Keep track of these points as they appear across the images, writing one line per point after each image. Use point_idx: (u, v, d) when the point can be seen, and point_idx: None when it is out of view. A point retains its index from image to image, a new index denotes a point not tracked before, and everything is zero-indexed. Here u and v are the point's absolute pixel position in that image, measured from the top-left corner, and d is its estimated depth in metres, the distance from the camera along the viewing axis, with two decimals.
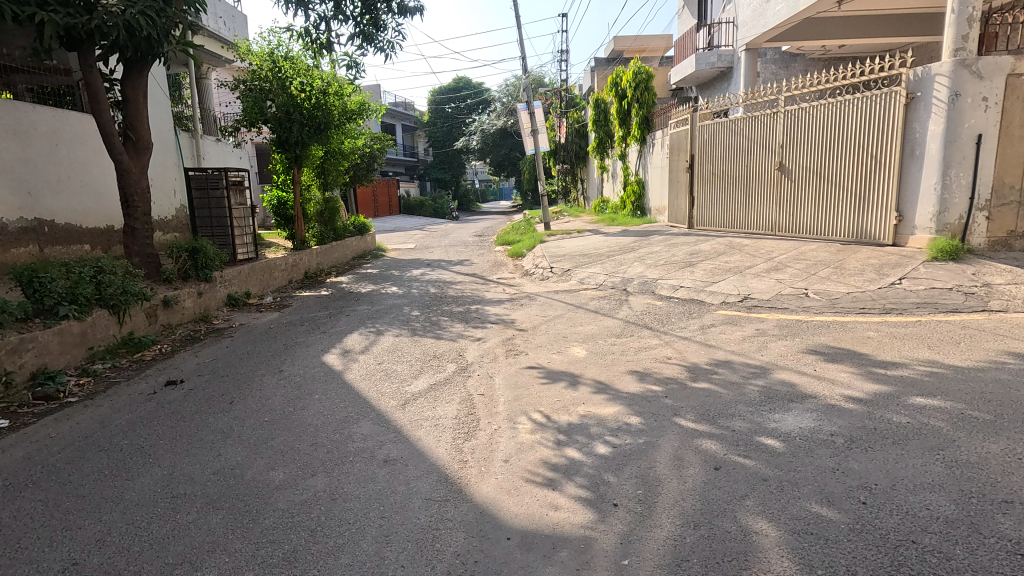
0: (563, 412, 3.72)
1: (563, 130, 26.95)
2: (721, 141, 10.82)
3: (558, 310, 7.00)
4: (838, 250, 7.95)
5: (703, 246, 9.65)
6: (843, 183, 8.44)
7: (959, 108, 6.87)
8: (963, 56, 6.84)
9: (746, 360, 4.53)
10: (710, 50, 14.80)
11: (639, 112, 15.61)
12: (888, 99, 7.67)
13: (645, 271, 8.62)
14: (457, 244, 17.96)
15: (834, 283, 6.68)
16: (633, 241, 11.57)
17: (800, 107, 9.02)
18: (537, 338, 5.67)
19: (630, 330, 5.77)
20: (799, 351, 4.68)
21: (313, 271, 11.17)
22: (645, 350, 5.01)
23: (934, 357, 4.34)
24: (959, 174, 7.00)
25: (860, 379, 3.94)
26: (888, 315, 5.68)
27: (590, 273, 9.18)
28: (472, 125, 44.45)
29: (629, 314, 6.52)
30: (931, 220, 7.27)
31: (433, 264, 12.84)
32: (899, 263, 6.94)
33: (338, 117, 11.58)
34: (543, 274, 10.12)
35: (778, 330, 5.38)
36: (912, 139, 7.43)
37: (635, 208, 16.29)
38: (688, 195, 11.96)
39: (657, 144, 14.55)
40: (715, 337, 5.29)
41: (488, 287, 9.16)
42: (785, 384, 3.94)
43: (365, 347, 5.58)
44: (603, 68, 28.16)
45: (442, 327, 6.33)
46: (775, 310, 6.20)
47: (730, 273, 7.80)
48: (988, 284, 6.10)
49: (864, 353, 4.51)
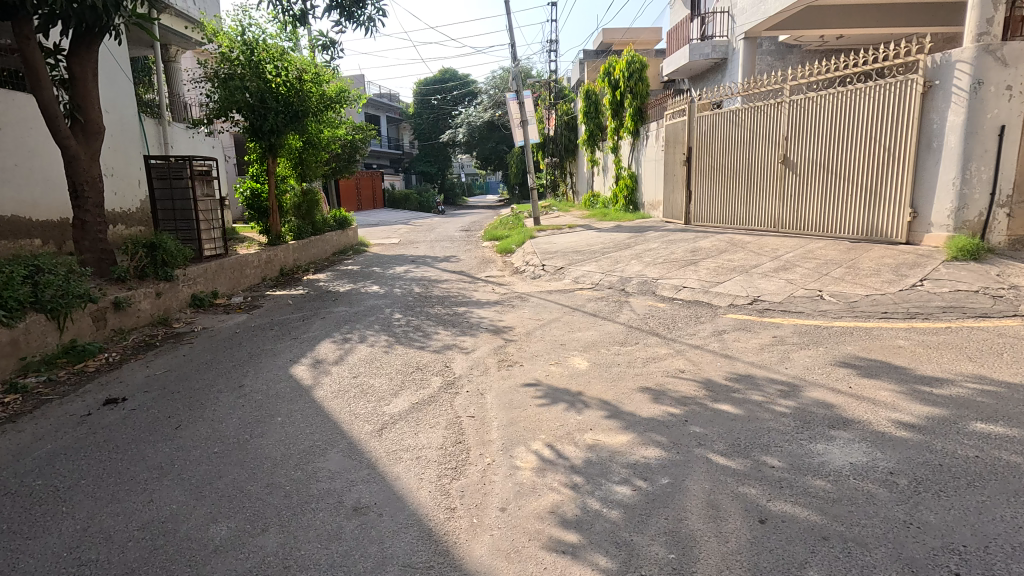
0: (566, 443, 3.17)
1: (552, 122, 26.34)
2: (721, 133, 10.31)
3: (552, 313, 6.46)
4: (847, 248, 7.50)
5: (703, 243, 9.16)
6: (853, 177, 7.97)
7: (982, 97, 6.44)
8: (987, 42, 6.40)
9: (770, 374, 4.04)
10: (704, 41, 14.27)
11: (633, 103, 15.09)
12: (903, 88, 7.20)
13: (643, 270, 8.11)
14: (444, 239, 17.30)
15: (849, 284, 6.21)
16: (627, 237, 11.06)
17: (806, 97, 8.54)
18: (532, 347, 5.13)
19: (634, 337, 5.25)
20: (826, 363, 4.20)
21: (288, 268, 10.49)
22: (654, 362, 4.49)
23: (980, 372, 3.88)
24: (980, 168, 6.58)
25: (904, 400, 3.47)
26: (914, 321, 5.22)
27: (584, 271, 8.66)
28: (458, 118, 43.59)
29: (630, 318, 6.00)
30: (948, 217, 6.85)
31: (418, 260, 12.21)
32: (917, 263, 6.49)
33: (315, 105, 10.86)
34: (535, 272, 9.58)
35: (797, 338, 4.90)
36: (929, 131, 6.98)
37: (628, 203, 15.79)
38: (685, 189, 11.45)
39: (651, 136, 14.03)
40: (729, 346, 4.78)
41: (476, 287, 8.59)
42: (821, 406, 3.44)
43: (340, 357, 4.98)
44: (593, 59, 27.58)
45: (427, 333, 5.76)
46: (789, 315, 5.71)
47: (736, 272, 7.33)
48: (1015, 287, 5.69)
49: (900, 367, 4.04)
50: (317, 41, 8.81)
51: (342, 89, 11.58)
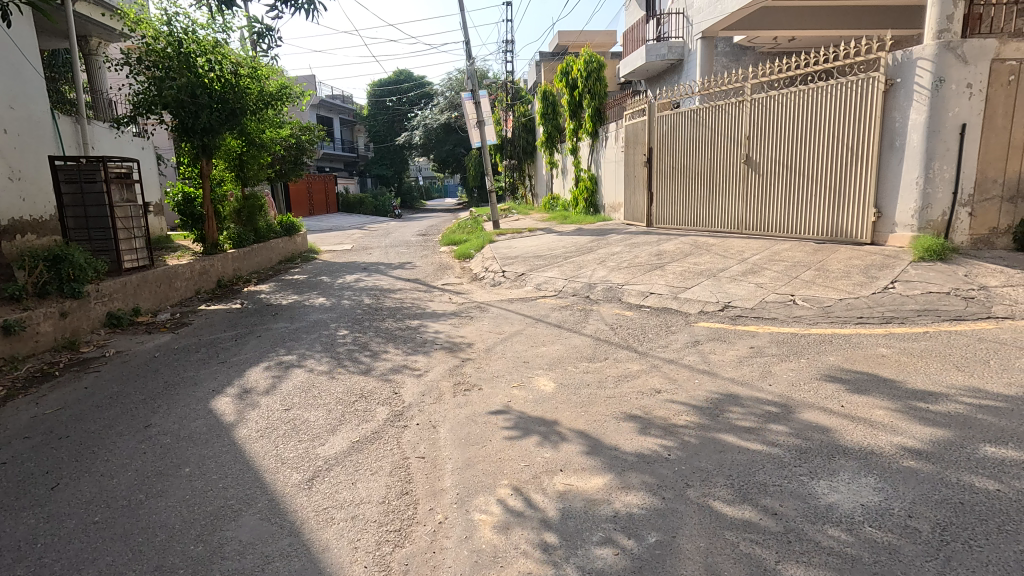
0: (534, 490, 2.69)
1: (509, 123, 25.95)
2: (682, 133, 10.09)
3: (514, 325, 5.98)
4: (813, 250, 7.33)
5: (667, 246, 8.89)
6: (816, 177, 7.83)
7: (943, 95, 6.35)
8: (947, 39, 6.31)
9: (754, 393, 3.67)
10: (660, 42, 14.14)
11: (591, 103, 14.81)
12: (864, 86, 7.09)
13: (608, 275, 7.73)
14: (399, 245, 16.59)
15: (821, 287, 5.98)
16: (589, 241, 10.70)
17: (767, 95, 8.39)
18: (492, 366, 4.63)
19: (603, 351, 4.82)
20: (811, 378, 3.88)
21: (226, 279, 9.63)
22: (628, 381, 4.06)
23: (971, 384, 3.63)
24: (943, 166, 6.49)
25: (904, 421, 3.15)
26: (891, 326, 5.00)
27: (547, 277, 8.23)
28: (413, 120, 42.69)
29: (598, 329, 5.58)
30: (913, 217, 6.75)
31: (370, 268, 11.55)
32: (885, 264, 6.34)
33: (254, 103, 10.05)
34: (494, 278, 9.10)
35: (776, 348, 4.58)
36: (891, 129, 6.88)
37: (589, 205, 15.53)
38: (647, 191, 11.20)
39: (610, 137, 13.78)
40: (705, 359, 4.41)
41: (432, 296, 8.02)
42: (817, 431, 3.08)
43: (272, 385, 4.34)
44: (550, 61, 27.34)
45: (375, 353, 5.17)
46: (763, 322, 5.42)
47: (703, 277, 7.03)
48: (985, 288, 5.57)
49: (889, 380, 3.76)
50: (251, 30, 8.07)
51: (283, 86, 10.80)
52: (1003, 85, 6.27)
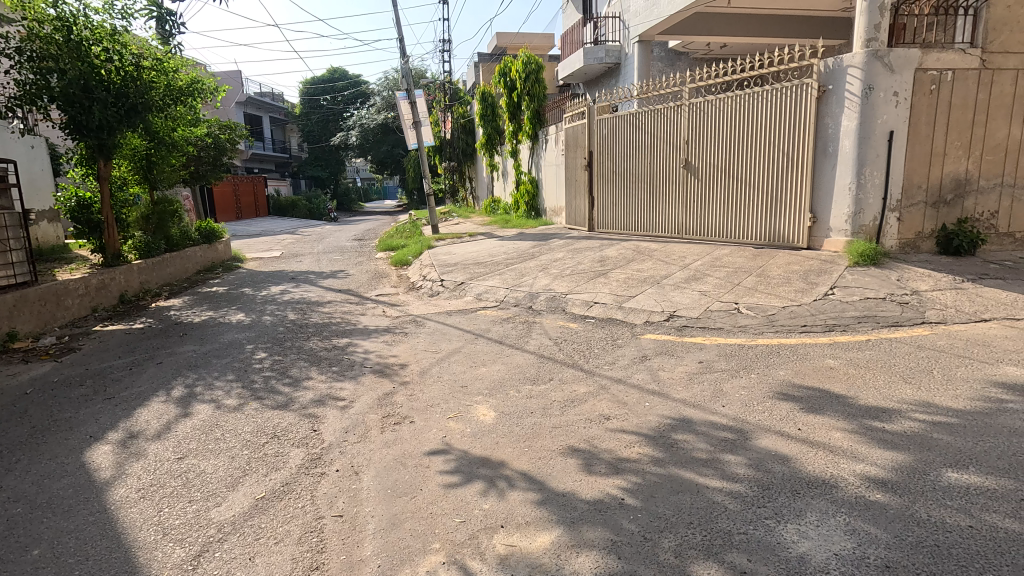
0: (471, 556, 2.29)
1: (448, 124, 25.41)
2: (622, 136, 9.99)
3: (452, 341, 5.55)
4: (753, 255, 7.33)
5: (609, 252, 8.72)
6: (753, 182, 7.86)
7: (872, 102, 6.48)
8: (875, 47, 6.43)
9: (707, 417, 3.43)
10: (597, 45, 14.06)
11: (530, 105, 14.59)
12: (798, 92, 7.13)
13: (551, 284, 7.44)
14: (332, 251, 15.73)
15: (764, 295, 5.92)
16: (531, 246, 10.41)
17: (705, 100, 8.34)
18: (427, 393, 4.19)
19: (548, 370, 4.49)
20: (764, 397, 3.69)
21: (131, 293, 8.64)
22: (575, 407, 3.72)
23: (920, 398, 3.54)
24: (873, 173, 6.62)
25: (862, 445, 2.98)
26: (834, 334, 4.95)
27: (488, 286, 7.85)
28: (349, 120, 41.24)
29: (541, 344, 5.24)
30: (846, 223, 6.85)
31: (299, 277, 10.77)
32: (823, 269, 6.38)
33: (162, 97, 9.17)
34: (433, 288, 8.63)
35: (725, 363, 4.39)
36: (824, 135, 6.96)
37: (530, 209, 15.27)
38: (588, 195, 11.04)
39: (550, 140, 13.59)
40: (655, 377, 4.16)
41: (364, 309, 7.46)
42: (776, 462, 2.84)
43: (166, 426, 3.71)
44: (488, 62, 27.00)
45: (294, 379, 4.61)
46: (709, 333, 5.26)
47: (647, 284, 6.86)
48: (917, 293, 5.67)
49: (841, 397, 3.62)
50: (150, 14, 7.24)
51: (192, 80, 9.91)
52: (925, 95, 6.48)
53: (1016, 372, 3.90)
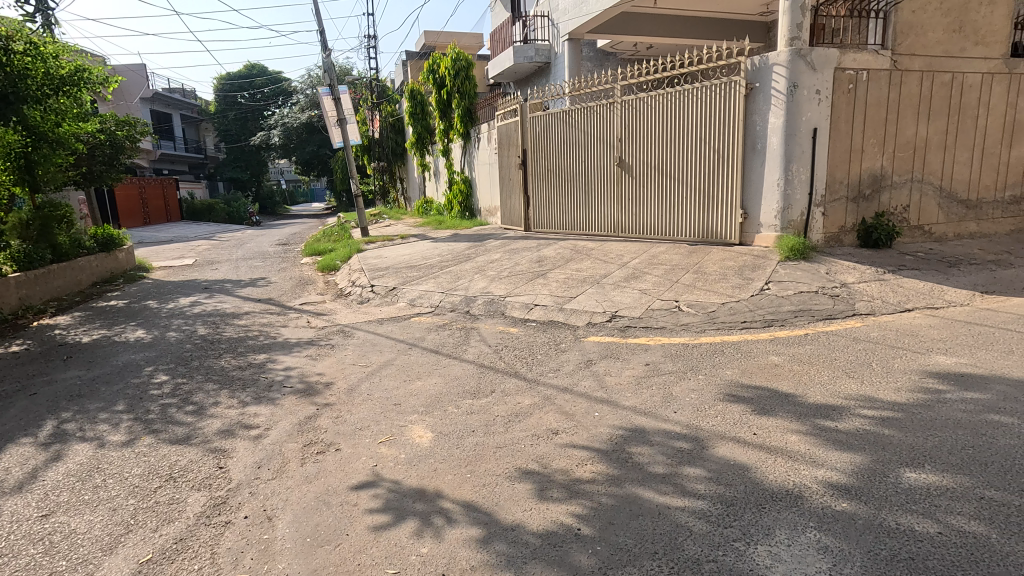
0: None
1: (375, 123, 24.51)
2: (556, 134, 9.83)
3: (384, 353, 5.10)
4: (688, 252, 7.35)
5: (547, 252, 8.52)
6: (687, 179, 7.90)
7: (797, 100, 6.62)
8: (799, 46, 6.58)
9: (659, 426, 3.22)
10: (527, 43, 13.87)
11: (461, 103, 14.22)
12: (727, 89, 7.21)
13: (488, 287, 7.13)
14: (253, 257, 14.66)
15: (703, 291, 5.88)
16: (466, 248, 10.06)
17: (637, 97, 8.30)
18: (355, 414, 3.75)
19: (489, 382, 4.16)
20: (714, 400, 3.54)
21: (7, 311, 7.52)
22: (520, 422, 3.42)
23: (864, 393, 3.50)
24: (800, 169, 6.78)
25: (820, 448, 2.86)
26: (774, 329, 4.94)
27: (421, 291, 7.43)
28: (270, 119, 39.12)
29: (481, 353, 4.91)
30: (776, 218, 6.97)
31: (213, 287, 9.85)
32: (757, 265, 6.44)
33: (38, 87, 8.04)
34: (362, 294, 8.09)
35: (672, 364, 4.24)
36: (753, 133, 7.07)
37: (464, 209, 14.88)
38: (523, 194, 10.82)
39: (483, 138, 13.27)
40: (602, 384, 3.93)
41: (286, 320, 6.83)
42: (737, 473, 2.66)
43: (31, 475, 3.07)
44: (417, 60, 26.32)
45: (199, 406, 4.02)
46: (653, 333, 5.12)
47: (587, 284, 6.69)
48: (845, 285, 5.83)
49: (789, 396, 3.52)
50: None
51: (79, 69, 8.72)
52: (844, 93, 6.73)
53: (947, 361, 3.97)
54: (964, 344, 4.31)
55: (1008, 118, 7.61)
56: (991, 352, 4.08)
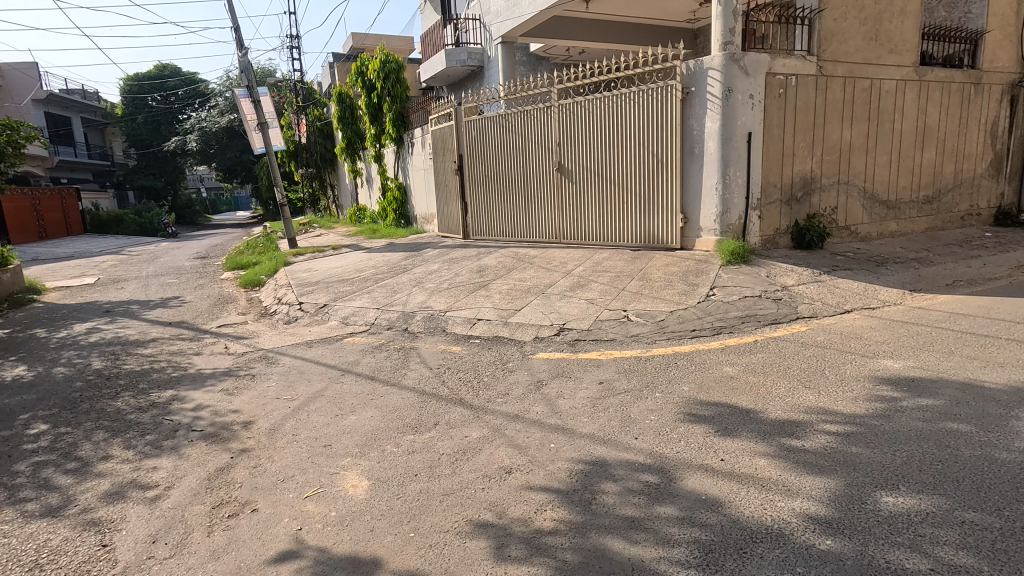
0: None
1: (302, 127, 23.32)
2: (492, 139, 9.53)
3: (312, 382, 4.58)
4: (631, 258, 7.24)
5: (487, 261, 8.18)
6: (627, 184, 7.80)
7: (732, 104, 6.66)
8: (731, 51, 6.63)
9: (621, 456, 2.95)
10: (459, 47, 13.44)
11: (392, 107, 13.65)
12: (664, 94, 7.16)
13: (427, 301, 6.70)
14: (166, 273, 13.42)
15: (650, 299, 5.73)
16: (403, 258, 9.54)
17: (575, 101, 8.13)
18: (277, 461, 3.25)
19: (431, 413, 3.75)
20: (675, 421, 3.32)
21: None
22: (468, 461, 3.05)
23: (823, 405, 3.38)
24: (736, 173, 6.82)
25: (791, 473, 2.67)
26: (724, 337, 4.83)
27: (354, 308, 6.89)
28: (186, 123, 36.58)
29: (422, 377, 4.50)
30: (715, 222, 6.98)
31: (117, 310, 8.81)
32: (700, 269, 6.40)
33: None
34: (289, 313, 7.44)
35: (627, 381, 4.00)
36: (690, 137, 7.05)
37: (400, 217, 14.29)
38: (461, 201, 10.43)
39: (417, 143, 12.77)
40: (555, 409, 3.63)
41: (201, 347, 6.11)
42: (710, 509, 2.43)
43: None
44: (344, 61, 25.26)
45: (84, 462, 3.38)
46: (603, 346, 4.89)
47: (531, 295, 6.41)
48: (786, 288, 5.86)
49: (750, 412, 3.35)
50: None
51: None
52: (775, 98, 6.84)
53: (894, 365, 3.96)
54: (906, 346, 4.34)
55: (920, 123, 8.04)
56: (932, 354, 4.12)
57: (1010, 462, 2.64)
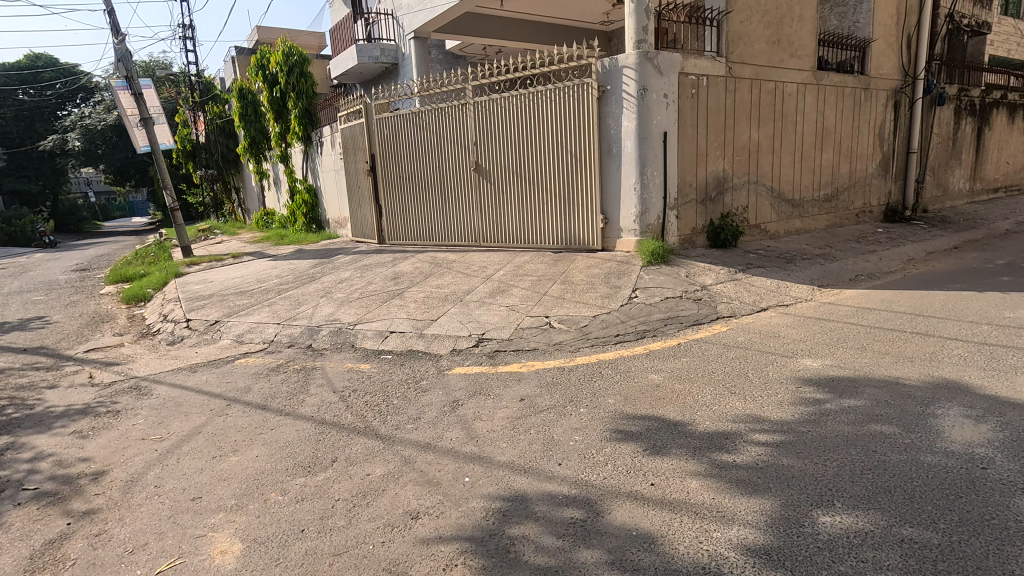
0: None
1: (200, 125, 21.49)
2: (405, 138, 9.02)
3: (190, 416, 3.92)
4: (553, 260, 7.01)
5: (403, 267, 7.68)
6: (546, 184, 7.57)
7: (648, 103, 6.60)
8: (645, 49, 6.56)
9: (543, 488, 2.63)
10: (371, 42, 12.75)
11: (298, 103, 12.72)
12: (580, 92, 6.99)
13: (335, 313, 6.12)
14: (34, 289, 11.71)
15: (572, 304, 5.50)
16: (311, 266, 8.81)
17: (490, 98, 7.81)
18: (130, 524, 2.65)
19: (328, 448, 3.26)
20: (601, 441, 3.03)
21: None
22: (366, 507, 2.60)
23: (751, 412, 3.23)
24: (654, 173, 6.77)
25: (725, 496, 2.45)
26: (647, 342, 4.67)
27: (251, 324, 6.17)
28: (64, 121, 32.84)
29: (322, 404, 3.97)
30: (635, 222, 6.89)
31: None
32: (621, 271, 6.28)
33: None
34: (175, 332, 6.56)
35: (550, 397, 3.69)
36: (608, 136, 6.93)
37: (310, 221, 13.35)
38: (375, 203, 9.82)
39: (326, 142, 11.97)
40: (471, 434, 3.26)
41: (58, 378, 5.18)
42: (643, 549, 2.15)
43: None
44: (246, 53, 23.52)
45: None
46: (524, 356, 4.57)
47: (448, 303, 6.00)
48: (705, 288, 5.84)
49: (679, 425, 3.14)
50: None
51: None
52: (688, 98, 6.86)
53: (814, 364, 3.92)
54: (822, 343, 4.37)
55: (818, 125, 8.43)
56: (847, 351, 4.14)
57: (936, 465, 2.57)
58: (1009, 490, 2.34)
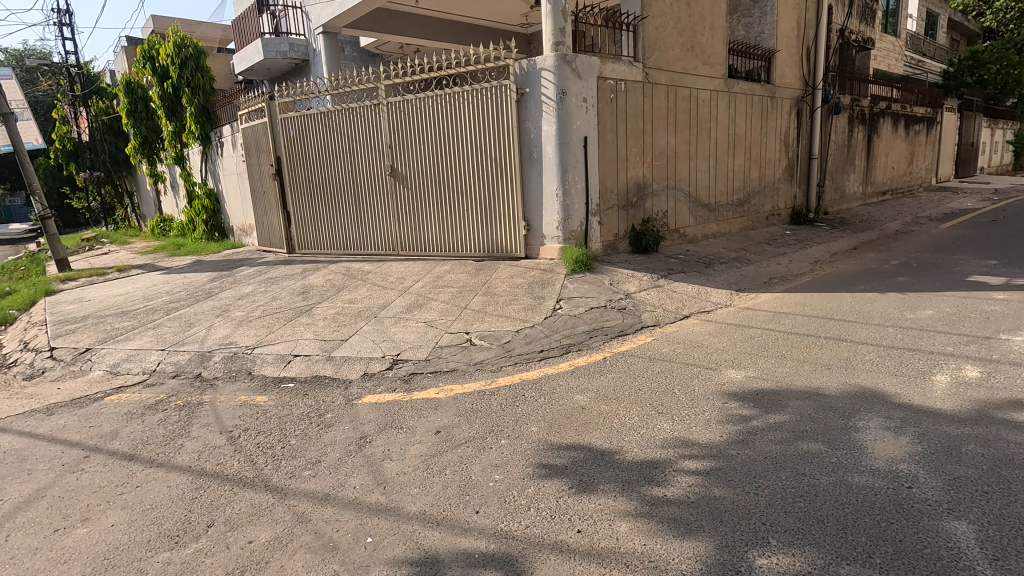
0: None
1: (83, 122, 19.29)
2: (314, 139, 8.37)
3: (34, 474, 3.24)
4: (475, 270, 6.69)
5: (313, 279, 7.08)
6: (465, 190, 7.24)
7: (567, 107, 6.44)
8: (563, 52, 6.40)
9: (459, 546, 2.30)
10: (278, 37, 11.80)
11: (193, 99, 11.60)
12: (498, 94, 6.72)
13: (231, 335, 5.46)
14: None
15: (495, 318, 5.21)
16: (209, 280, 7.96)
17: (403, 98, 7.37)
18: None
19: (205, 508, 2.75)
20: (523, 480, 2.74)
21: None
22: None
23: (679, 435, 3.06)
24: (575, 178, 6.63)
25: (657, 540, 2.23)
26: (572, 357, 4.45)
27: (130, 351, 5.39)
28: None
29: (206, 448, 3.42)
30: (557, 229, 6.72)
31: None
32: (545, 280, 6.06)
33: None
34: (36, 362, 5.62)
35: (468, 427, 3.36)
36: (528, 140, 6.71)
37: (212, 228, 12.24)
38: (282, 209, 9.07)
39: (226, 143, 10.98)
40: (378, 479, 2.87)
41: None
42: None
43: None
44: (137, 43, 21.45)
45: None
46: (443, 379, 4.21)
47: (361, 319, 5.53)
48: (629, 296, 5.74)
49: (606, 455, 2.91)
50: None
51: None
52: (607, 102, 6.78)
53: (738, 376, 3.85)
54: (744, 352, 4.34)
55: (730, 131, 8.66)
56: (768, 360, 4.12)
57: (864, 487, 2.48)
58: (936, 513, 2.27)
